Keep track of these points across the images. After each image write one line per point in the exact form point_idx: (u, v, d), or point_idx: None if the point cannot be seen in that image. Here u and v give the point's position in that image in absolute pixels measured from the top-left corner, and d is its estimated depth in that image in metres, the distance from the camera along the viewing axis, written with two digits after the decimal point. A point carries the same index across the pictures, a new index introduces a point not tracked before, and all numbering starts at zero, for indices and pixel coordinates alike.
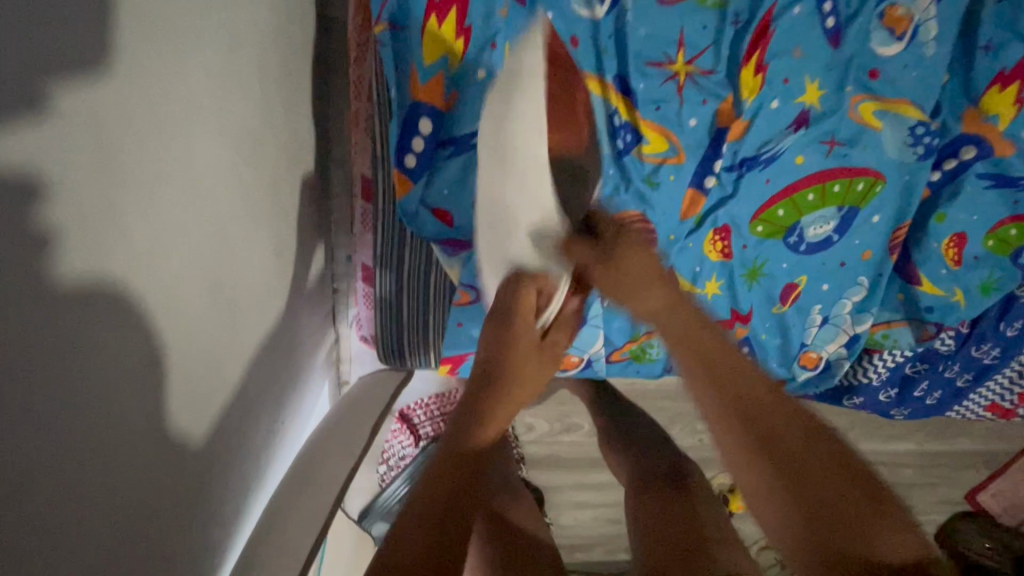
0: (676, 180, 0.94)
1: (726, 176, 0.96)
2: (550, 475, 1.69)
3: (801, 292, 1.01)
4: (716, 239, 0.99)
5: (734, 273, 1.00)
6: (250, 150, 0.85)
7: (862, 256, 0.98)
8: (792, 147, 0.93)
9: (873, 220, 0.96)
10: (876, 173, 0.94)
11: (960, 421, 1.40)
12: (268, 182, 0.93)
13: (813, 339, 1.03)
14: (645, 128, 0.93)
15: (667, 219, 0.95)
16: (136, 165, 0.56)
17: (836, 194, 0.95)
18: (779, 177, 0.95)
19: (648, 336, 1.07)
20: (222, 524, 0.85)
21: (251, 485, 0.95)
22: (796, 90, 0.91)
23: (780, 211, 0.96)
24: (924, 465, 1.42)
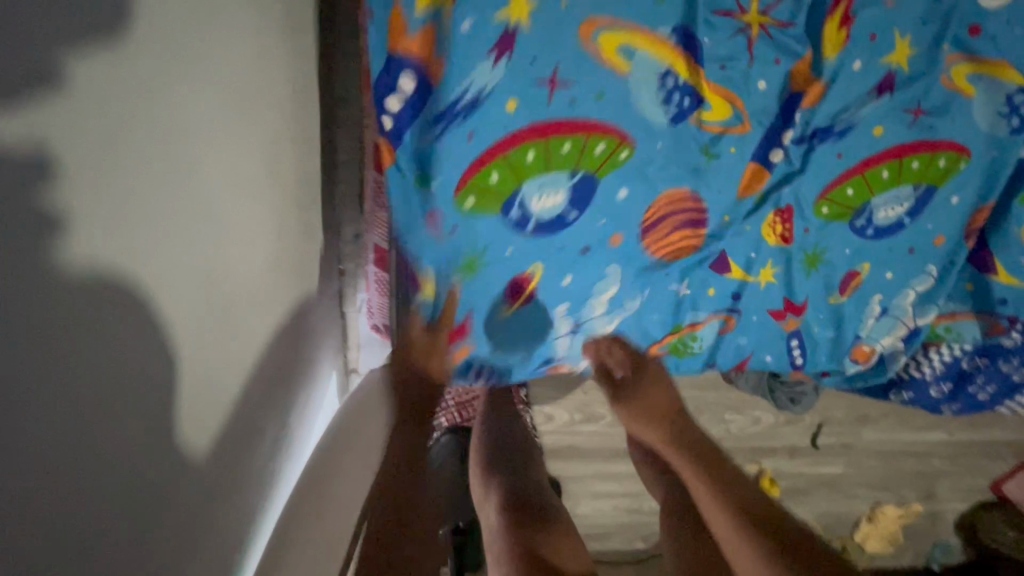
0: (734, 152, 0.91)
1: (795, 149, 0.92)
2: (568, 465, 1.66)
3: (863, 280, 0.99)
4: (777, 220, 0.96)
5: (792, 259, 0.98)
6: (259, 119, 0.77)
7: (935, 240, 0.97)
8: (872, 117, 0.90)
9: (953, 201, 0.95)
10: (958, 148, 0.92)
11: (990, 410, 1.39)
12: (280, 154, 0.87)
13: (868, 332, 1.02)
14: (708, 93, 0.88)
15: (733, 207, 0.94)
16: (140, 130, 0.48)
17: (912, 172, 0.93)
18: (853, 150, 0.92)
19: (692, 327, 1.04)
20: (243, 521, 0.80)
21: (268, 482, 0.89)
22: (885, 51, 0.87)
23: (849, 190, 0.93)
24: (951, 453, 1.44)
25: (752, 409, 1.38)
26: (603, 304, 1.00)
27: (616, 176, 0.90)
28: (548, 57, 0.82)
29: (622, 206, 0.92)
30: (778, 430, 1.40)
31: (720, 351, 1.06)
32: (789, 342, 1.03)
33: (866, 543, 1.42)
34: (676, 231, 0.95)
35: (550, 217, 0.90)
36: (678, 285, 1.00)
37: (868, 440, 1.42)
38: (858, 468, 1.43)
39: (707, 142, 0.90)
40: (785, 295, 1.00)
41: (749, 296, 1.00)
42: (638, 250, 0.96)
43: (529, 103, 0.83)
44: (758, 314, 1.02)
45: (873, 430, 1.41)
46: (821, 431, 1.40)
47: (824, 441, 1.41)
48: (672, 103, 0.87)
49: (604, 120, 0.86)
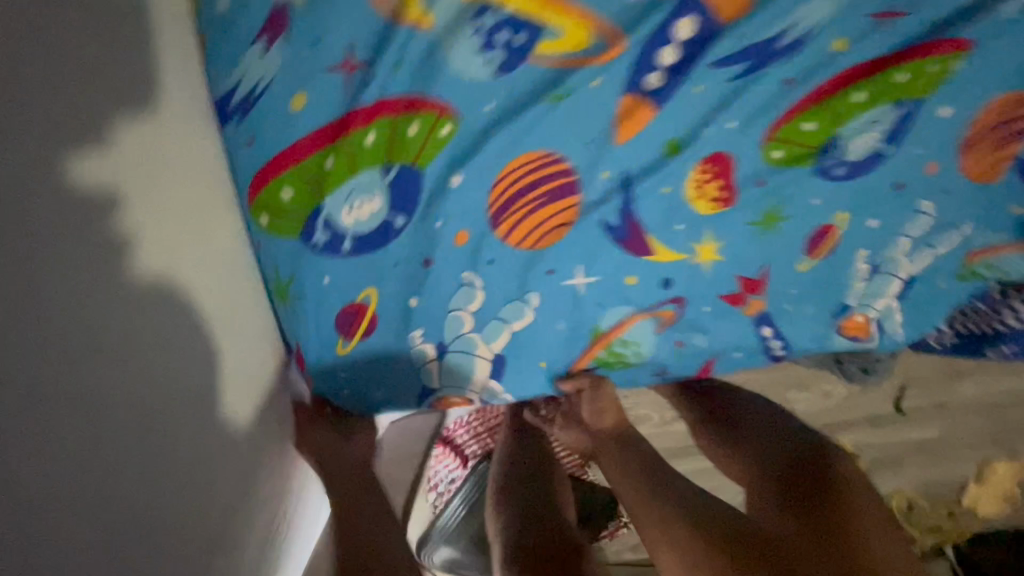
0: (604, 84, 0.54)
1: (718, 76, 0.56)
2: None
3: (839, 236, 0.68)
4: (709, 166, 0.61)
5: (741, 225, 0.65)
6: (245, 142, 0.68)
7: (926, 167, 0.66)
8: (833, 14, 0.57)
9: (944, 112, 0.63)
10: (963, 44, 0.60)
11: None
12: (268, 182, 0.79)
13: (857, 299, 0.73)
14: (547, 5, 0.51)
15: (638, 174, 0.59)
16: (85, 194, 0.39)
17: (901, 79, 0.60)
18: (805, 72, 0.58)
19: (616, 331, 0.67)
20: None
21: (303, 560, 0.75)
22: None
23: (808, 124, 0.60)
24: None
25: (821, 384, 1.20)
26: (517, 317, 0.63)
27: (443, 155, 0.55)
28: (330, 32, 0.51)
29: (444, 197, 0.56)
30: (855, 400, 1.24)
31: (680, 362, 0.71)
32: (758, 330, 0.72)
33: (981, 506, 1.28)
34: (564, 209, 0.59)
35: (372, 230, 0.57)
36: (584, 279, 0.63)
37: (968, 397, 1.26)
38: (962, 428, 1.27)
39: (574, 91, 0.54)
40: (768, 263, 0.68)
41: (695, 282, 0.67)
42: (496, 241, 0.59)
43: (313, 89, 0.52)
44: (708, 303, 0.68)
45: (971, 385, 1.25)
46: (904, 395, 1.26)
47: (911, 405, 1.26)
48: (506, 34, 0.52)
49: (439, 98, 0.53)
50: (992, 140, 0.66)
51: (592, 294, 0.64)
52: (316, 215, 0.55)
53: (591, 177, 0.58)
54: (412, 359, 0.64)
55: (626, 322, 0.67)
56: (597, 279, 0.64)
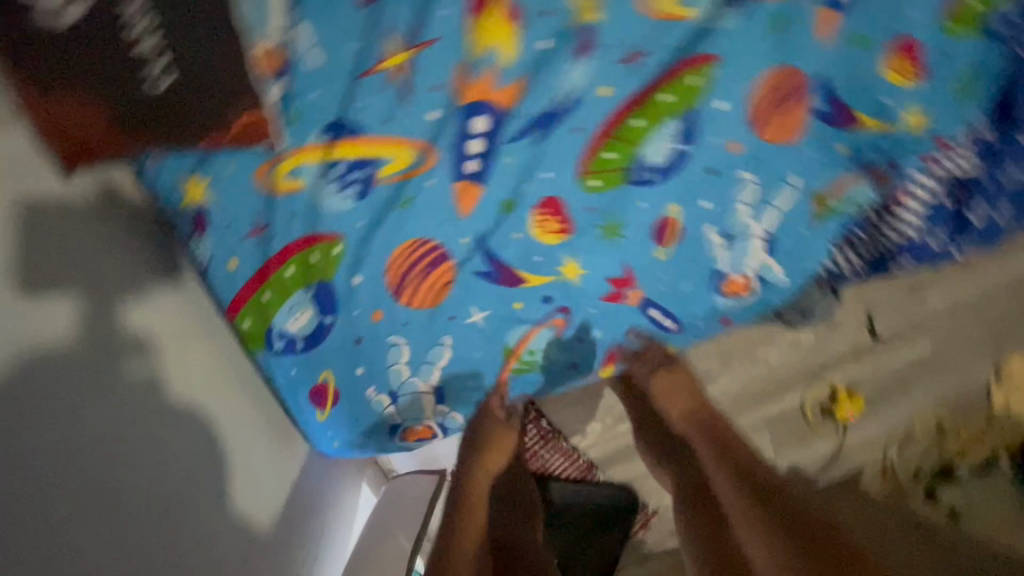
0: (438, 182, 0.75)
1: (518, 147, 0.75)
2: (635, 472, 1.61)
3: (679, 224, 0.83)
4: (544, 209, 0.79)
5: (588, 240, 0.82)
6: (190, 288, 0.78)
7: (728, 149, 0.80)
8: (591, 74, 0.72)
9: (720, 106, 0.77)
10: (709, 56, 0.74)
11: None
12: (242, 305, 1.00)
13: (727, 264, 0.88)
14: (375, 147, 0.71)
15: (492, 234, 0.79)
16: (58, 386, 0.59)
17: (669, 99, 0.75)
18: (585, 123, 0.75)
19: (522, 344, 0.88)
20: None
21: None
22: (560, 12, 0.69)
23: (607, 153, 0.76)
24: None
25: (786, 334, 1.29)
26: (442, 355, 0.85)
27: (342, 265, 0.76)
28: (236, 211, 0.71)
29: (355, 294, 0.78)
30: (826, 341, 1.31)
31: (581, 349, 0.91)
32: (644, 312, 0.90)
33: None
34: (445, 274, 0.80)
35: (311, 331, 0.78)
36: (480, 314, 0.84)
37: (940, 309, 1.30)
38: (946, 338, 1.32)
39: (418, 195, 0.75)
40: (630, 261, 0.84)
41: (571, 293, 0.85)
42: (405, 309, 0.80)
43: (241, 253, 0.73)
44: (591, 304, 0.87)
45: (939, 296, 1.30)
46: (875, 320, 1.30)
47: (885, 329, 1.31)
48: (357, 172, 0.72)
49: (323, 230, 0.74)
50: (777, 110, 0.80)
51: (494, 321, 0.85)
52: (273, 332, 0.77)
53: (457, 245, 0.79)
54: (377, 409, 0.86)
55: (527, 336, 0.87)
56: (489, 314, 0.84)
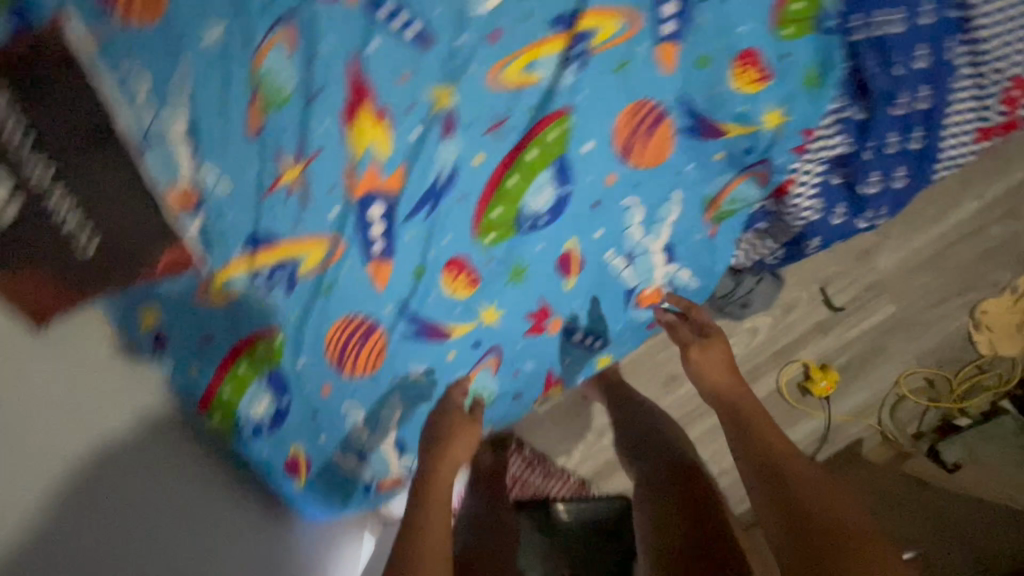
0: (351, 266, 0.86)
1: (415, 222, 0.85)
2: None
3: (580, 255, 0.92)
4: (452, 269, 0.89)
5: (500, 287, 0.91)
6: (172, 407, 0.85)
7: (605, 182, 0.88)
8: (460, 148, 0.83)
9: (587, 148, 0.86)
10: (562, 110, 0.83)
11: (973, 168, 1.31)
12: None
13: (635, 280, 0.96)
14: (291, 249, 0.83)
15: (411, 299, 0.89)
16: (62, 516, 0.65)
17: (536, 153, 0.85)
18: (469, 189, 0.85)
19: (465, 389, 0.96)
20: None
21: None
22: (420, 104, 0.80)
23: (495, 211, 0.86)
24: (984, 222, 1.34)
25: (744, 324, 1.30)
26: (393, 412, 0.95)
27: (287, 351, 0.88)
28: (185, 327, 0.82)
29: (304, 373, 0.90)
30: (786, 323, 1.31)
31: (521, 381, 1.00)
32: (569, 335, 0.99)
33: (997, 347, 1.39)
34: (377, 341, 0.91)
35: (273, 413, 0.91)
36: (418, 369, 0.94)
37: (892, 270, 1.32)
38: (905, 295, 1.34)
39: (336, 280, 0.86)
40: (544, 296, 0.94)
41: (497, 335, 0.95)
42: (350, 377, 0.92)
43: (198, 361, 0.85)
44: (518, 341, 0.96)
45: (888, 257, 1.31)
46: (830, 294, 1.30)
47: (842, 299, 1.31)
48: (279, 273, 0.84)
49: (263, 326, 0.86)
50: (642, 139, 0.87)
51: (433, 374, 0.94)
52: (241, 422, 0.88)
53: (382, 315, 0.89)
54: (348, 469, 0.97)
55: (466, 381, 0.96)
56: (427, 369, 0.94)
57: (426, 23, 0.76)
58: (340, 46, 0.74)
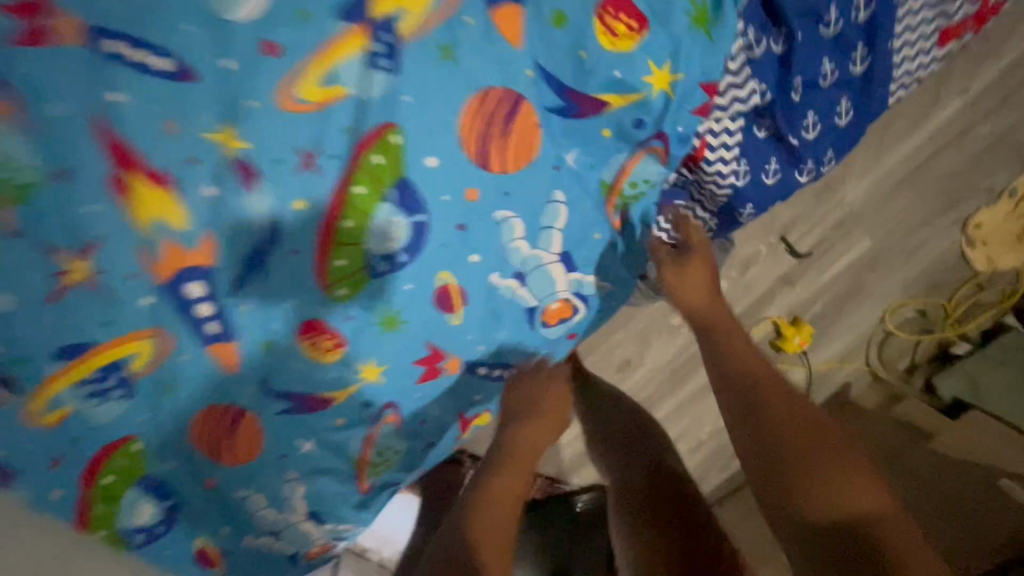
0: (190, 355, 0.74)
1: (246, 291, 0.72)
2: None
3: (460, 286, 0.77)
4: (309, 335, 0.75)
5: (372, 341, 0.77)
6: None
7: (465, 199, 0.72)
8: (272, 199, 0.67)
9: (431, 162, 0.69)
10: (383, 125, 0.66)
11: (953, 61, 1.08)
12: None
13: (536, 298, 0.81)
14: (112, 352, 0.70)
15: (273, 376, 0.77)
16: None
17: (366, 184, 0.68)
18: (298, 241, 0.69)
19: (368, 451, 0.85)
20: None
21: None
22: (205, 157, 0.64)
23: (337, 262, 0.71)
24: (970, 122, 1.13)
25: None
26: (296, 489, 0.85)
27: (151, 457, 0.79)
28: (22, 456, 0.72)
29: (179, 473, 0.80)
30: (747, 281, 1.15)
31: (434, 429, 0.88)
32: (475, 372, 0.85)
33: (994, 262, 1.21)
34: (251, 426, 0.80)
35: (161, 516, 0.82)
36: (308, 442, 0.83)
37: (861, 199, 1.14)
38: (881, 224, 1.16)
39: (178, 375, 0.74)
40: (430, 339, 0.79)
41: (386, 392, 0.82)
42: (232, 467, 0.81)
43: (54, 484, 0.75)
44: (413, 392, 0.83)
45: (856, 185, 1.13)
46: (791, 241, 1.13)
47: (805, 244, 1.14)
48: (109, 382, 0.72)
49: (115, 437, 0.76)
50: (498, 136, 0.69)
51: (327, 444, 0.84)
52: (125, 533, 0.81)
53: (245, 398, 0.78)
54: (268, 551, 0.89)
55: (369, 443, 0.85)
56: (317, 440, 0.83)
57: (175, 54, 0.60)
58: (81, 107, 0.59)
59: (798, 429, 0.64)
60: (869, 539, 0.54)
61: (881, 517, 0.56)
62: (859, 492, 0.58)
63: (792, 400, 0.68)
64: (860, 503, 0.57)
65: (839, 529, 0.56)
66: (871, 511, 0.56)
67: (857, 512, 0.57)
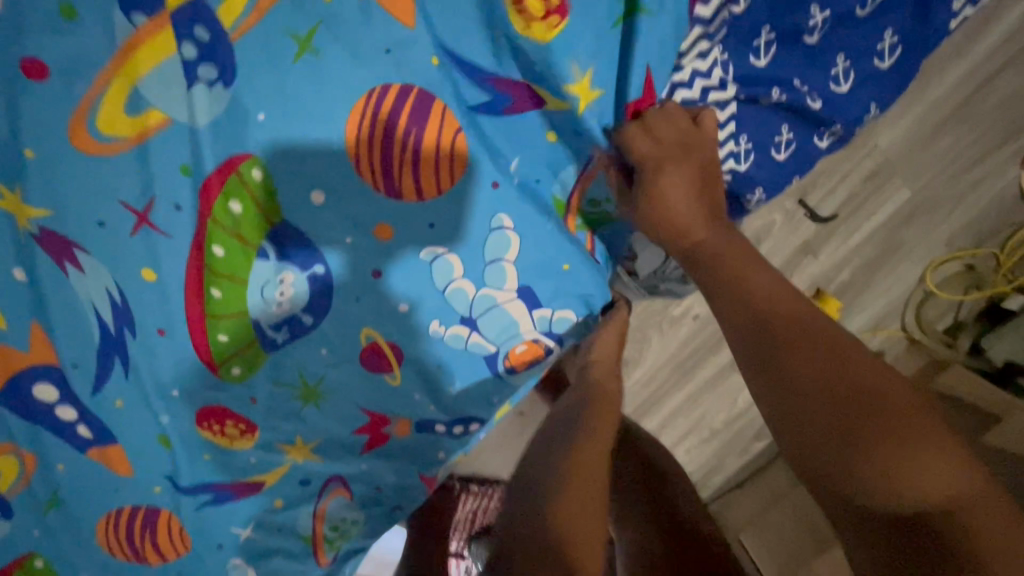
0: (66, 462, 0.64)
1: (113, 385, 0.62)
2: None
3: (393, 344, 0.64)
4: (210, 424, 0.65)
5: (293, 414, 0.66)
6: None
7: (377, 239, 0.60)
8: (106, 267, 0.57)
9: (319, 197, 0.58)
10: (240, 157, 0.56)
11: None
12: None
13: (495, 343, 0.66)
14: None
15: (181, 470, 0.66)
16: None
17: (225, 243, 0.58)
18: (161, 318, 0.60)
19: (320, 525, 0.72)
20: None
21: None
22: (5, 230, 0.56)
23: (219, 338, 0.61)
24: None
25: None
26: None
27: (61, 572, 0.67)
28: None
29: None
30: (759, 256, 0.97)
31: (393, 496, 0.74)
32: (433, 429, 0.70)
33: None
34: (168, 531, 0.67)
35: None
36: (246, 530, 0.70)
37: (894, 143, 0.93)
38: (920, 170, 0.96)
39: (61, 484, 0.65)
40: (365, 404, 0.67)
41: (326, 465, 0.70)
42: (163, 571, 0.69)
43: None
44: (358, 462, 0.70)
45: (886, 127, 0.92)
46: (810, 203, 0.94)
47: (825, 206, 0.95)
48: None
49: (12, 557, 0.66)
50: (405, 153, 0.57)
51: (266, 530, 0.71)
52: None
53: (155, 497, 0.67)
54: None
55: (319, 516, 0.72)
56: (257, 524, 0.70)
57: None
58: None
59: (850, 398, 0.48)
60: (943, 539, 0.42)
61: (966, 508, 0.43)
62: (942, 475, 0.44)
63: (823, 346, 0.51)
64: (948, 488, 0.43)
65: (904, 528, 0.44)
66: (951, 500, 0.43)
67: (935, 504, 0.43)
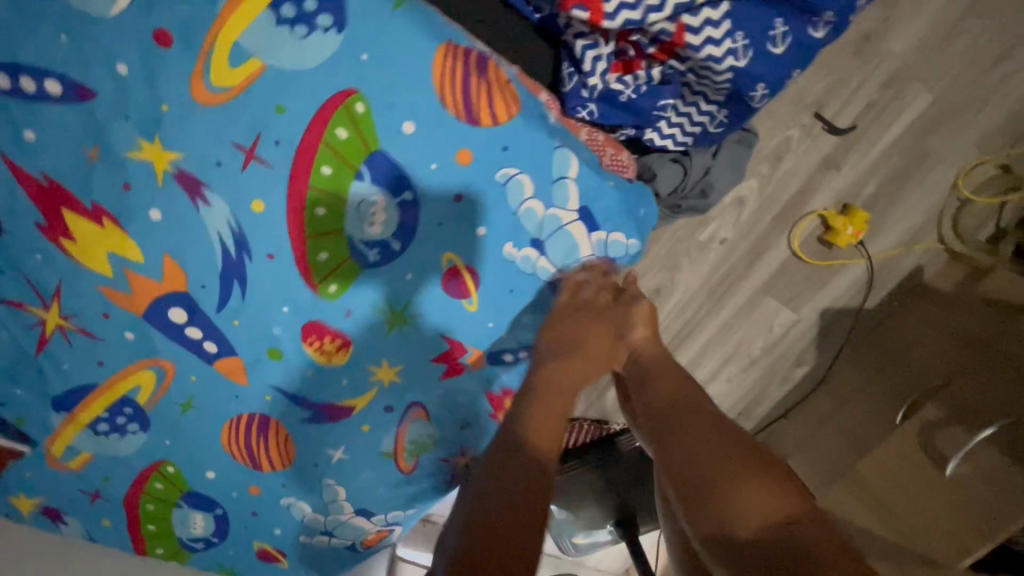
0: (199, 374, 0.75)
1: (229, 312, 0.72)
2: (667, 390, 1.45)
3: (473, 270, 0.71)
4: (313, 340, 0.73)
5: (385, 338, 0.74)
6: None
7: (457, 162, 0.66)
8: (225, 203, 0.67)
9: (409, 126, 0.65)
10: (344, 92, 0.64)
11: None
12: None
13: (559, 271, 0.72)
14: (119, 383, 0.75)
15: (282, 389, 0.76)
16: None
17: (332, 165, 0.66)
18: (269, 244, 0.69)
19: (401, 441, 0.78)
20: None
21: None
22: (139, 179, 0.66)
23: (319, 256, 0.69)
24: None
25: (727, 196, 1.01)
26: (338, 490, 0.80)
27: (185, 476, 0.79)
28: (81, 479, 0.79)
29: (221, 483, 0.80)
30: (782, 174, 1.00)
31: (460, 426, 0.78)
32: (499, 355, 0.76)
33: None
34: (276, 432, 0.78)
35: (212, 526, 0.82)
36: (340, 447, 0.78)
37: (909, 51, 0.94)
38: (939, 74, 0.96)
39: (194, 391, 0.76)
40: (443, 327, 0.74)
41: (411, 386, 0.76)
42: (277, 472, 0.80)
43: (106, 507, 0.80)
44: (437, 385, 0.76)
45: (901, 34, 0.93)
46: (828, 118, 0.97)
47: (842, 119, 0.97)
48: (121, 417, 0.77)
49: (147, 463, 0.80)
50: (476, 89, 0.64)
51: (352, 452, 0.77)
52: (183, 540, 0.83)
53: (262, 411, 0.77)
54: (325, 548, 0.85)
55: (399, 435, 0.78)
56: (346, 442, 0.78)
57: (69, 77, 0.63)
58: (53, 159, 0.66)
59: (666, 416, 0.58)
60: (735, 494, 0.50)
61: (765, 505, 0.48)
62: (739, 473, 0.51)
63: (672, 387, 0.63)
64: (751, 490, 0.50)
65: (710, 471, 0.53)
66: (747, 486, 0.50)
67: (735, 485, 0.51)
